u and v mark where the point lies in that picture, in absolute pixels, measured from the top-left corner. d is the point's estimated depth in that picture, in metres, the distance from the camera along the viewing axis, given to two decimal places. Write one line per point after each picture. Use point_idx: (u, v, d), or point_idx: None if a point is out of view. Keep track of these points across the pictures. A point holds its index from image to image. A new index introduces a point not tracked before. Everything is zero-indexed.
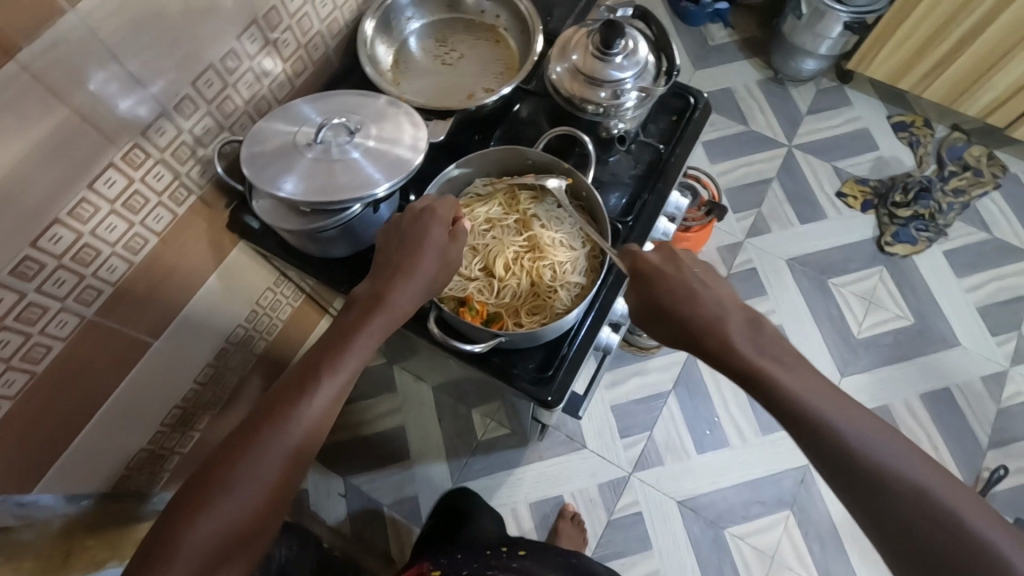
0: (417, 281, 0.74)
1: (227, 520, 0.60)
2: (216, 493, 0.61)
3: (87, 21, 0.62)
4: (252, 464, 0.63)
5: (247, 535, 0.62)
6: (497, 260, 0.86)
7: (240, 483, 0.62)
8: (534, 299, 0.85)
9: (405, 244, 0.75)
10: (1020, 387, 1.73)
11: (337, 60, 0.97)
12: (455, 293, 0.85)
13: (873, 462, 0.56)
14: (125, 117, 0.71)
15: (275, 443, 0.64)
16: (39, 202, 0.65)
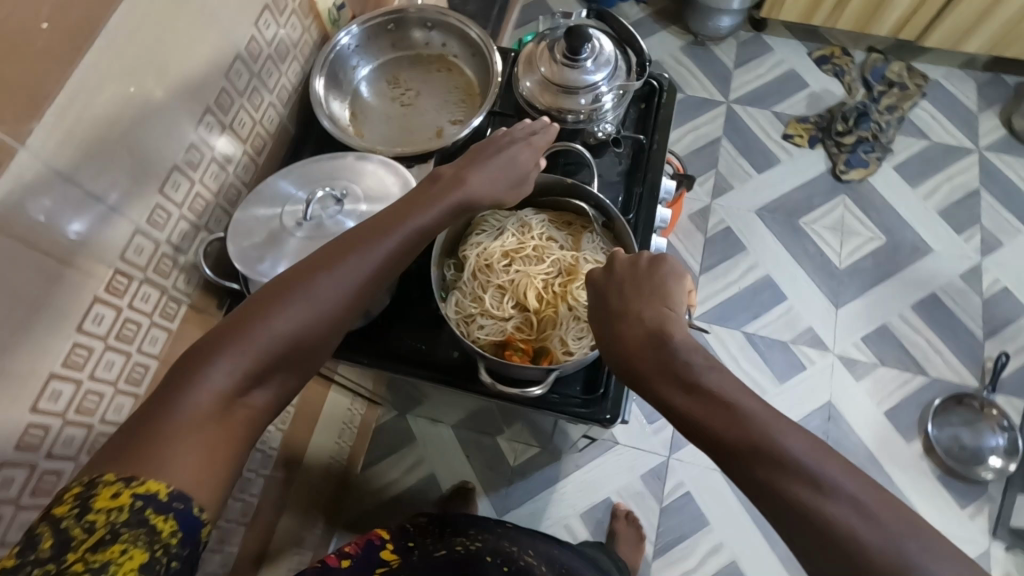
0: (500, 178, 0.75)
1: (267, 342, 0.57)
2: (261, 316, 0.58)
3: (42, 154, 0.54)
4: (301, 299, 0.60)
5: (284, 365, 0.58)
6: (529, 293, 0.82)
7: (288, 311, 0.59)
8: (578, 324, 0.81)
9: (493, 150, 0.77)
10: (996, 274, 1.83)
11: (291, 127, 0.91)
12: (494, 337, 0.81)
13: (808, 508, 0.49)
14: (100, 244, 0.62)
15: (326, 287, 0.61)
16: (27, 362, 0.56)
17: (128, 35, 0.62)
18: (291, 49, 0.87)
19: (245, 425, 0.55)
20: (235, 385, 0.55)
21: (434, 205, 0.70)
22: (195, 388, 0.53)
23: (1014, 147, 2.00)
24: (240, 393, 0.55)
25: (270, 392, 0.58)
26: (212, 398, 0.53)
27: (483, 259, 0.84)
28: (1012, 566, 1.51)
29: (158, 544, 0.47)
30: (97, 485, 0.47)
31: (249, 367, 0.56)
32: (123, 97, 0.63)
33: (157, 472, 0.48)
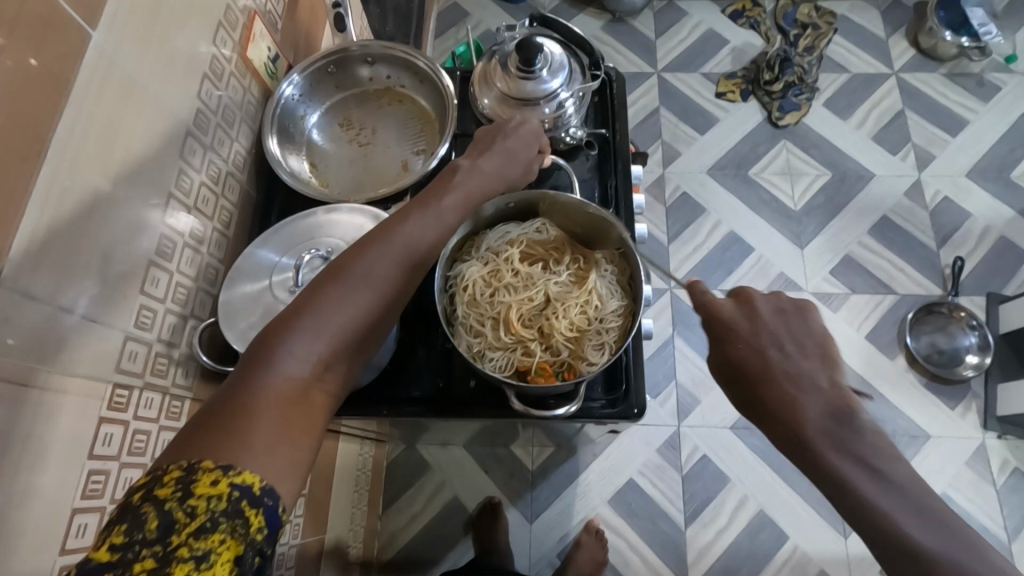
0: (518, 159, 0.74)
1: (337, 319, 0.53)
2: (328, 294, 0.53)
3: (20, 285, 0.50)
4: (366, 273, 0.56)
5: (351, 345, 0.54)
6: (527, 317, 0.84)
7: (349, 289, 0.55)
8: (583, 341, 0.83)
9: (499, 135, 0.75)
10: (935, 186, 1.94)
11: (253, 191, 0.88)
12: (507, 365, 0.82)
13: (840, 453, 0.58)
14: (95, 360, 0.58)
15: (387, 261, 0.58)
16: (43, 508, 0.52)
17: (81, 136, 0.57)
18: (237, 112, 0.83)
19: (319, 409, 0.50)
20: (312, 367, 0.50)
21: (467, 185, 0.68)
22: (274, 370, 0.48)
23: (926, 65, 2.12)
24: (315, 374, 0.50)
25: (340, 374, 0.53)
26: (294, 381, 0.48)
27: (471, 295, 0.85)
28: (1007, 451, 1.62)
29: (249, 542, 0.41)
30: (195, 470, 0.40)
31: (324, 348, 0.51)
32: (88, 202, 0.58)
33: (253, 459, 0.43)
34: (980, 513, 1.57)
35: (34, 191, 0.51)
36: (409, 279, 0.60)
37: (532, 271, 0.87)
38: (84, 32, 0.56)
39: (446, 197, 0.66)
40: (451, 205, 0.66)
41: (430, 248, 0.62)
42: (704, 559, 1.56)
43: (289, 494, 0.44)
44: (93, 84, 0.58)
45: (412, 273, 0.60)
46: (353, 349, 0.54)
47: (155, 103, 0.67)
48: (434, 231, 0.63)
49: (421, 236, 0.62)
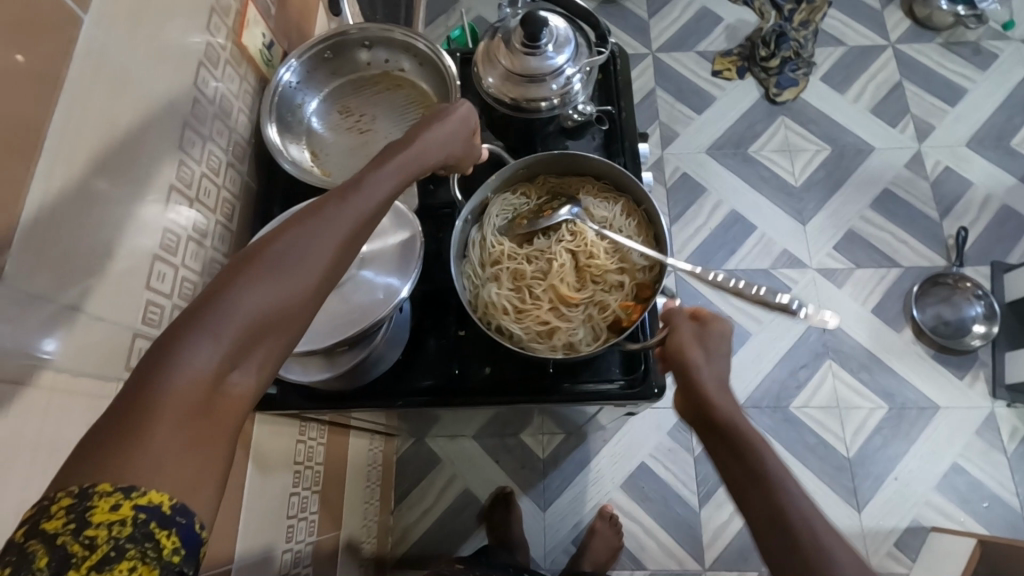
0: (455, 139, 0.67)
1: (270, 292, 0.43)
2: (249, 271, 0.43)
3: (22, 282, 0.48)
4: (295, 245, 0.45)
5: (280, 328, 0.43)
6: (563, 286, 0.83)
7: (283, 255, 0.44)
8: (616, 272, 0.83)
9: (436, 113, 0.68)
10: (936, 156, 1.93)
11: (254, 183, 0.86)
12: (582, 336, 0.81)
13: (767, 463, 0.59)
14: (104, 358, 0.56)
15: (325, 229, 0.48)
16: None
17: (76, 127, 0.54)
18: (234, 101, 0.81)
19: (239, 410, 0.40)
20: (235, 351, 0.41)
21: (403, 158, 0.59)
22: (175, 371, 0.38)
23: (922, 35, 2.11)
24: (232, 368, 0.40)
25: (265, 364, 0.42)
26: (202, 379, 0.38)
27: (495, 308, 0.83)
28: (1016, 419, 1.62)
29: (165, 569, 0.34)
30: (90, 495, 0.33)
31: (251, 327, 0.41)
32: (86, 194, 0.55)
33: (156, 474, 0.35)
34: (991, 481, 1.57)
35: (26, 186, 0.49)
36: (350, 247, 0.49)
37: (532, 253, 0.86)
38: (74, 18, 0.54)
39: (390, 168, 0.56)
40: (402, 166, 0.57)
41: (377, 208, 0.52)
42: (719, 540, 1.56)
43: (208, 506, 0.37)
44: (85, 72, 0.55)
45: (355, 239, 0.50)
46: (284, 331, 0.43)
47: (150, 92, 0.64)
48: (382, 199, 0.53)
49: (365, 203, 0.51)
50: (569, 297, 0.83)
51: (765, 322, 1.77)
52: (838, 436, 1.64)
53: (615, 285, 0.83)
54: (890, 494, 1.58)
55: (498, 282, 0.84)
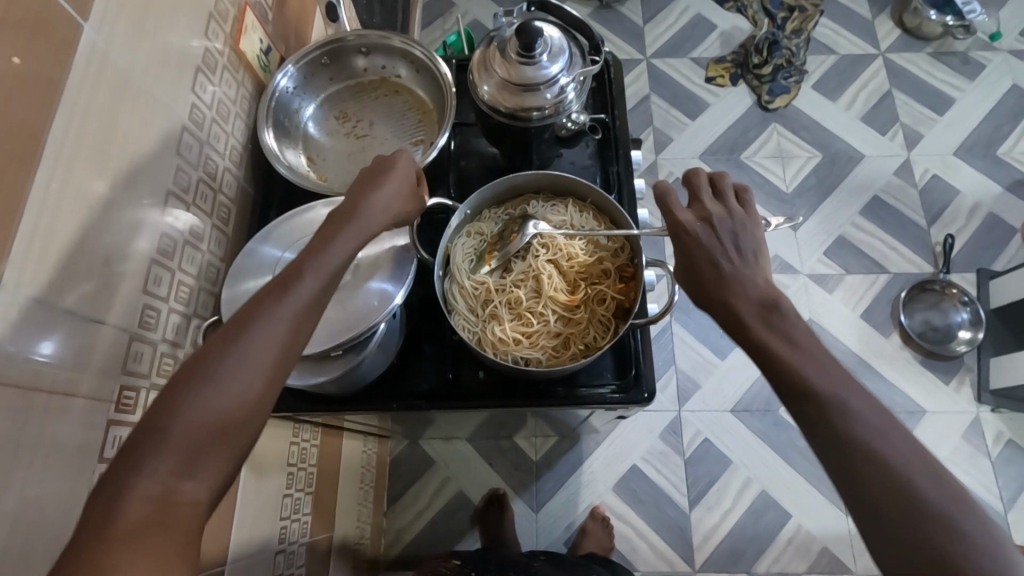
0: (395, 200, 0.64)
1: (207, 410, 0.44)
2: (190, 389, 0.45)
3: (24, 287, 0.49)
4: (233, 354, 0.47)
5: (228, 437, 0.45)
6: (558, 292, 0.83)
7: (221, 371, 0.46)
8: (596, 264, 0.84)
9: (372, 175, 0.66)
10: (924, 164, 1.96)
11: (251, 187, 0.86)
12: (592, 335, 0.81)
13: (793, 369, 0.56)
14: (103, 361, 0.57)
15: (264, 325, 0.49)
16: (59, 516, 0.52)
17: (78, 134, 0.55)
18: (232, 106, 0.82)
19: (190, 524, 0.41)
20: (178, 473, 0.42)
21: (346, 234, 0.58)
22: (120, 499, 0.39)
23: (912, 45, 2.14)
24: (182, 485, 0.42)
25: (218, 476, 0.44)
26: (151, 501, 0.40)
27: (504, 342, 0.82)
28: (1002, 424, 1.65)
29: None
30: None
31: (186, 450, 0.43)
32: (87, 199, 0.56)
33: None
34: (976, 485, 1.60)
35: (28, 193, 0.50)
36: (295, 340, 0.51)
37: (513, 275, 0.85)
38: (76, 25, 0.54)
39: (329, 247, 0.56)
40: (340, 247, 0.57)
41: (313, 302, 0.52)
42: (709, 542, 1.57)
43: None
44: (85, 78, 0.56)
45: (297, 331, 0.51)
46: (234, 440, 0.45)
47: (149, 98, 0.65)
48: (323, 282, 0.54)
49: (303, 291, 0.52)
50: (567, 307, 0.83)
51: None
52: None
53: (601, 276, 0.83)
54: None
55: (496, 318, 0.83)
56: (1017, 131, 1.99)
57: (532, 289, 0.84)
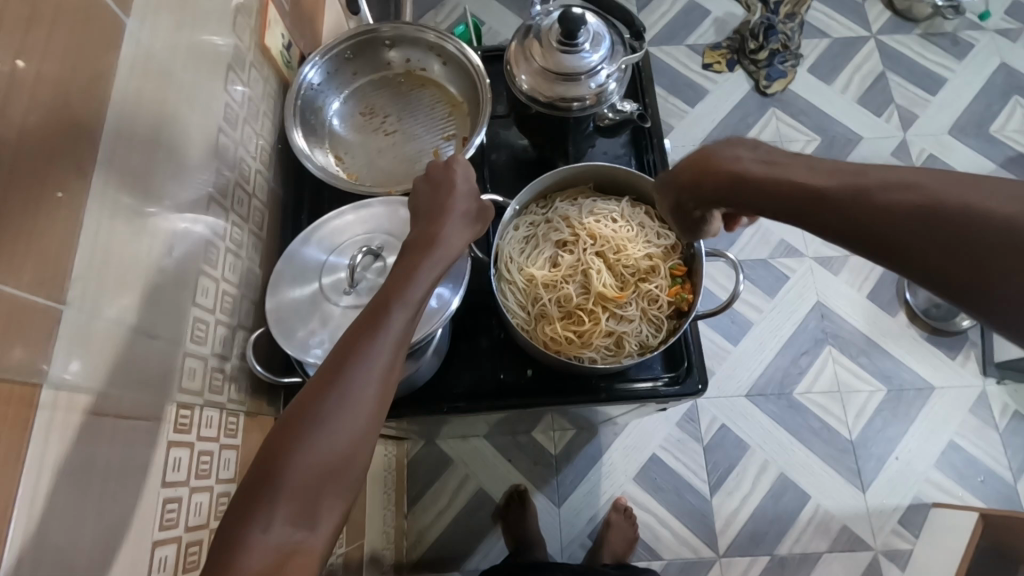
0: (463, 221, 0.64)
1: (310, 463, 0.45)
2: (296, 438, 0.46)
3: (84, 303, 0.47)
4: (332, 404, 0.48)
5: (335, 485, 0.46)
6: (610, 287, 0.82)
7: (319, 422, 0.47)
8: (646, 259, 0.83)
9: (438, 192, 0.66)
10: (920, 144, 1.99)
11: (280, 190, 0.83)
12: (644, 331, 0.81)
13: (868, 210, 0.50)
14: (159, 378, 0.54)
15: (357, 374, 0.49)
16: (128, 544, 0.49)
17: (122, 138, 0.52)
18: (259, 105, 0.78)
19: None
20: (288, 529, 0.43)
21: (421, 267, 0.58)
22: (242, 549, 0.41)
23: (902, 26, 2.16)
24: (296, 538, 0.43)
25: (328, 527, 0.45)
26: (267, 554, 0.41)
27: (556, 340, 0.80)
28: (1007, 395, 1.69)
29: None
30: None
31: (294, 505, 0.44)
32: (133, 208, 0.53)
33: None
34: (986, 456, 1.64)
35: (68, 196, 0.46)
36: (386, 384, 0.51)
37: (562, 268, 0.83)
38: (117, 23, 0.52)
39: (409, 283, 0.56)
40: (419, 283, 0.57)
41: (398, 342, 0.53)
42: (731, 526, 1.58)
43: None
44: (129, 79, 0.53)
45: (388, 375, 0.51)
46: (340, 489, 0.46)
47: (187, 96, 0.62)
48: (406, 322, 0.54)
49: (390, 334, 0.53)
50: (618, 301, 0.81)
51: (767, 310, 1.80)
52: (841, 419, 1.68)
53: (651, 271, 0.83)
54: (893, 474, 1.62)
55: (547, 315, 0.81)
56: (1007, 109, 2.02)
57: (581, 283, 0.83)
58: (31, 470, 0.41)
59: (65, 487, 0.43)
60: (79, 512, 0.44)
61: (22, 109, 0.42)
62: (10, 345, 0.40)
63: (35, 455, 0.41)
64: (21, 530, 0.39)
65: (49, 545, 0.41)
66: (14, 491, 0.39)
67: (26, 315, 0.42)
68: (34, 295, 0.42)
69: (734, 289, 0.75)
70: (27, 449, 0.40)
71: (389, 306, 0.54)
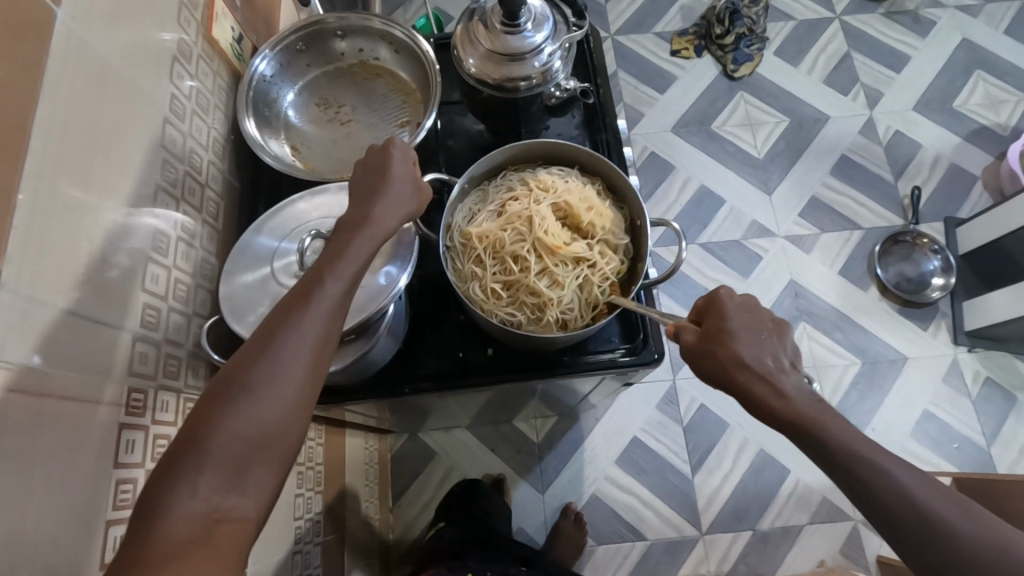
0: (399, 199, 0.66)
1: (240, 431, 0.49)
2: (223, 408, 0.49)
3: (23, 287, 0.46)
4: (260, 375, 0.52)
5: (264, 453, 0.50)
6: (547, 247, 0.80)
7: (249, 395, 0.51)
8: (593, 227, 0.81)
9: (376, 174, 0.67)
10: (887, 122, 2.02)
11: (236, 182, 0.84)
12: (572, 301, 0.80)
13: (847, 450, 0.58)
14: (108, 363, 0.55)
15: (286, 347, 0.53)
16: (83, 521, 0.50)
17: (63, 125, 0.53)
18: (210, 97, 0.79)
19: (235, 539, 0.45)
20: (217, 491, 0.46)
21: (351, 248, 0.61)
22: (171, 508, 0.44)
23: (865, 7, 2.20)
24: (226, 502, 0.46)
25: (257, 492, 0.48)
26: (196, 517, 0.44)
27: (490, 298, 0.80)
28: (978, 363, 1.72)
29: None
30: None
31: (224, 468, 0.47)
32: (76, 193, 0.54)
33: None
34: (960, 424, 1.67)
35: (28, 197, 0.48)
36: (315, 357, 0.55)
37: (503, 222, 0.82)
38: (49, 14, 0.52)
39: (339, 261, 0.60)
40: (348, 264, 0.60)
41: (324, 323, 0.57)
42: (714, 504, 1.61)
43: None
44: (67, 64, 0.54)
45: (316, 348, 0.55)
46: (269, 455, 0.50)
47: (131, 89, 0.64)
48: (336, 298, 0.58)
49: (318, 311, 0.56)
50: (560, 267, 0.80)
51: (741, 290, 1.82)
52: (817, 394, 1.70)
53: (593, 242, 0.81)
54: None
55: (484, 271, 0.81)
56: (970, 83, 2.06)
57: (521, 240, 0.81)
58: None
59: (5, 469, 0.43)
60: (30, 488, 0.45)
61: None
62: None
63: None
64: None
65: None
66: None
67: None
68: None
69: (677, 256, 0.76)
70: None
71: (319, 284, 0.58)
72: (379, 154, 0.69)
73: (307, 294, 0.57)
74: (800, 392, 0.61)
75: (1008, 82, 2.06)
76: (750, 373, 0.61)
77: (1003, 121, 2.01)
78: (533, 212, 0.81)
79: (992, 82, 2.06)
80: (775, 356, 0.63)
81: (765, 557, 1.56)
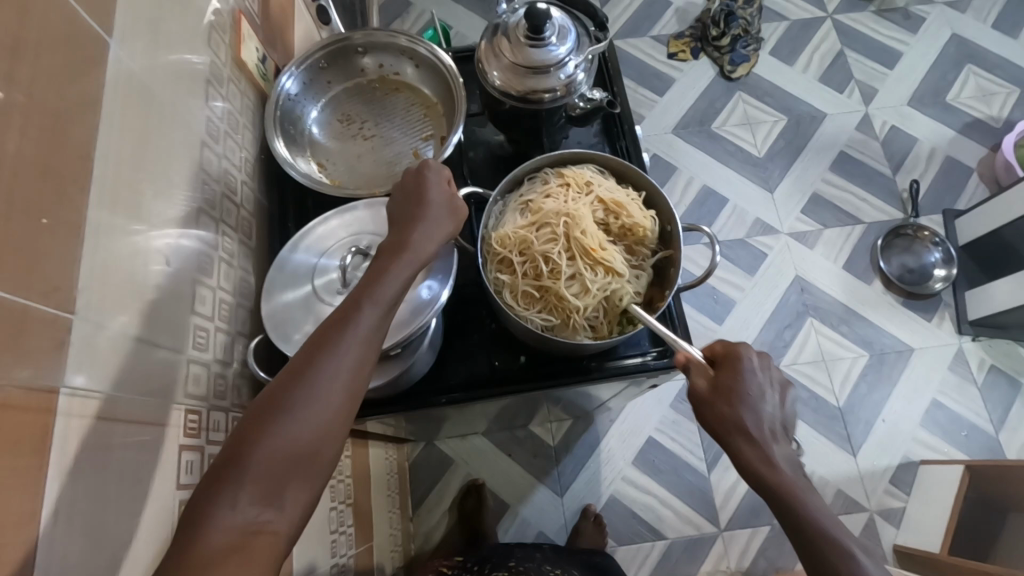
0: (435, 223, 0.66)
1: (281, 450, 0.48)
2: (267, 425, 0.49)
3: (91, 314, 0.49)
4: (303, 393, 0.51)
5: (302, 474, 0.49)
6: (581, 257, 0.82)
7: (292, 413, 0.50)
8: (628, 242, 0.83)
9: (412, 196, 0.68)
10: (883, 117, 2.05)
11: (265, 201, 0.85)
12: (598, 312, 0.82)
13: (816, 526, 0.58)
14: (162, 385, 0.57)
15: (327, 367, 0.53)
16: (150, 536, 0.53)
17: (112, 157, 0.54)
18: (240, 118, 0.81)
19: (269, 557, 0.44)
20: (255, 509, 0.45)
21: (391, 270, 0.61)
22: (211, 522, 0.43)
23: (855, 5, 2.24)
24: (262, 519, 0.45)
25: (294, 511, 0.47)
26: (233, 532, 0.43)
27: (522, 299, 0.82)
28: (982, 351, 1.75)
29: None
30: None
31: (264, 485, 0.46)
32: (126, 222, 0.55)
33: None
34: (968, 411, 1.70)
35: (52, 223, 0.46)
36: (356, 377, 0.54)
37: (538, 226, 0.83)
38: (103, 43, 0.54)
39: (379, 284, 0.59)
40: (389, 287, 0.59)
41: (366, 344, 0.56)
42: (731, 500, 1.62)
43: None
44: (114, 98, 0.55)
45: (356, 368, 0.54)
46: (306, 475, 0.49)
47: (169, 112, 0.65)
48: (376, 319, 0.57)
49: (360, 330, 0.56)
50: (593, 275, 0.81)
51: (748, 288, 1.84)
52: (828, 387, 1.73)
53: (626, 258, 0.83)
54: (882, 436, 1.68)
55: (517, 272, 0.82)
56: (961, 77, 2.10)
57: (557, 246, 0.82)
58: (55, 475, 0.43)
59: (87, 494, 0.46)
60: (103, 505, 0.48)
61: (26, 135, 0.44)
62: (28, 355, 0.42)
63: (59, 455, 0.44)
64: (51, 532, 0.42)
65: (77, 544, 0.45)
66: (39, 498, 0.42)
67: (42, 326, 0.44)
68: (46, 307, 0.45)
69: (712, 260, 0.78)
70: (49, 455, 0.43)
71: (359, 304, 0.57)
72: (417, 175, 0.69)
73: (349, 314, 0.56)
74: (789, 462, 0.63)
75: (998, 75, 2.10)
76: (737, 434, 0.64)
77: (995, 113, 2.05)
78: (571, 218, 0.82)
79: (983, 76, 2.10)
80: (765, 422, 0.65)
81: (784, 551, 1.57)
